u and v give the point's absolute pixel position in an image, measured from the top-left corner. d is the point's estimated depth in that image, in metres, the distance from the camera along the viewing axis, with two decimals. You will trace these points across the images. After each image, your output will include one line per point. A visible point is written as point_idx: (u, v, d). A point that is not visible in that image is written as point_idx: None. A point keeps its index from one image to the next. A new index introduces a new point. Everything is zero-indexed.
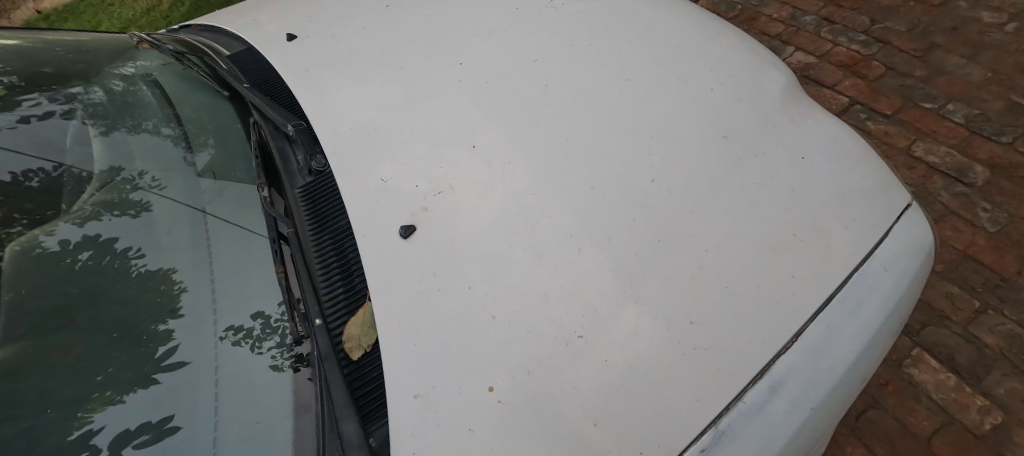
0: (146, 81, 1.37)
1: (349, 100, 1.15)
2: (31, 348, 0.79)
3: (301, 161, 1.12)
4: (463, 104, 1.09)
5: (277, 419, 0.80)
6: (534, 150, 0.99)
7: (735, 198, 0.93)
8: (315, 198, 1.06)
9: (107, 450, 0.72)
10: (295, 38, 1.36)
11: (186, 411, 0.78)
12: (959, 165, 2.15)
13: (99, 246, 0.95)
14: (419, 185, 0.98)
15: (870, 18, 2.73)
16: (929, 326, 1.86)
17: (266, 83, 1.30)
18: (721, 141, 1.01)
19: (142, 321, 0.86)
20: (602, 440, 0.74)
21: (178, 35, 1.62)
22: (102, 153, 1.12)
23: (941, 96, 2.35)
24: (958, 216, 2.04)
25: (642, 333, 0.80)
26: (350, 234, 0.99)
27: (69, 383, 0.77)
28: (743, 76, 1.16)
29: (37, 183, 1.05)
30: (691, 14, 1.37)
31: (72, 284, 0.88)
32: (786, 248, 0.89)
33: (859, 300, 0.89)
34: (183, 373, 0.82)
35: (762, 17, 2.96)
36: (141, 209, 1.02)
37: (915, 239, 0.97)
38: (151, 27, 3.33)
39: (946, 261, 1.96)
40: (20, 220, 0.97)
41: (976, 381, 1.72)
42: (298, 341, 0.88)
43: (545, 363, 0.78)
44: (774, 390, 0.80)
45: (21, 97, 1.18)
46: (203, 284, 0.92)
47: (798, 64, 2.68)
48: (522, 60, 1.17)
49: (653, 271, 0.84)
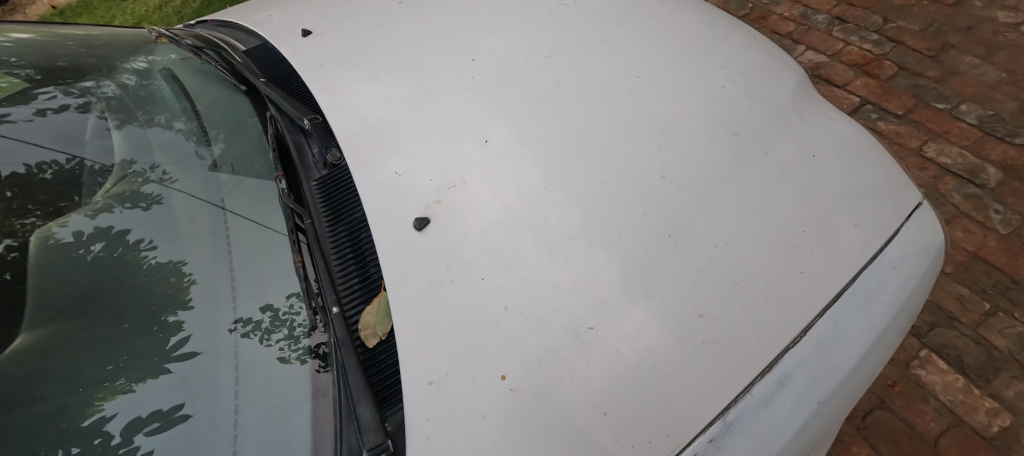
0: (162, 74, 1.39)
1: (363, 95, 1.17)
2: (47, 338, 0.83)
3: (316, 154, 1.14)
4: (475, 101, 1.10)
5: (295, 404, 0.82)
6: (545, 146, 1.00)
7: (745, 195, 0.94)
8: (331, 191, 1.08)
9: (120, 436, 0.74)
10: (309, 34, 1.37)
11: (204, 397, 0.80)
12: (971, 166, 2.14)
13: (111, 237, 0.97)
14: (432, 178, 1.00)
15: (882, 17, 2.71)
16: (938, 327, 1.85)
17: (281, 78, 1.32)
18: (732, 139, 1.02)
19: (153, 312, 0.88)
20: (611, 431, 0.75)
21: (195, 30, 1.64)
22: (119, 146, 1.15)
23: (954, 97, 2.33)
24: (970, 218, 2.03)
25: (649, 327, 0.81)
26: (364, 225, 1.01)
27: (83, 371, 0.79)
28: (754, 73, 1.17)
29: (50, 175, 1.07)
30: (703, 12, 1.37)
31: (84, 275, 0.91)
32: (795, 244, 0.90)
33: (868, 297, 0.89)
34: (196, 361, 0.84)
35: (772, 16, 2.94)
36: (153, 201, 1.04)
37: (925, 237, 0.98)
38: (164, 23, 3.36)
39: (956, 263, 1.95)
40: (35, 211, 0.99)
41: (985, 383, 1.72)
42: (314, 330, 0.90)
43: (555, 354, 0.79)
44: (782, 383, 0.81)
45: (37, 91, 1.21)
46: (220, 275, 0.95)
47: (808, 63, 2.66)
48: (534, 57, 1.18)
49: (663, 266, 0.85)
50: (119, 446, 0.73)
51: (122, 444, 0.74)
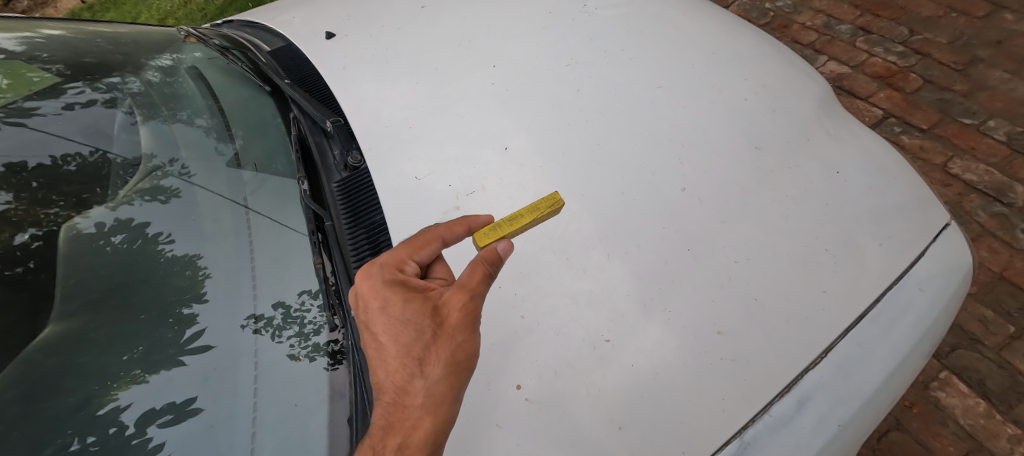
0: (189, 73, 1.41)
1: (386, 99, 1.18)
2: (66, 327, 0.85)
3: (337, 157, 1.11)
4: (494, 108, 1.11)
5: (311, 403, 0.83)
6: (564, 156, 1.00)
7: (768, 210, 0.92)
8: (352, 193, 1.04)
9: (133, 427, 0.76)
10: (333, 36, 1.39)
11: (222, 393, 0.81)
12: (999, 184, 2.09)
13: (132, 230, 1.00)
14: (452, 184, 1.00)
15: (908, 28, 2.63)
16: (959, 349, 1.79)
17: (305, 80, 1.29)
18: (754, 153, 1.01)
19: (169, 304, 0.90)
20: (624, 445, 0.75)
21: (222, 30, 1.67)
22: (145, 141, 1.18)
23: (982, 112, 2.28)
24: (995, 237, 1.98)
25: (666, 342, 0.80)
26: (384, 228, 0.97)
27: (101, 361, 0.81)
28: (779, 86, 1.15)
29: (74, 167, 1.10)
30: (726, 22, 1.35)
31: (104, 266, 0.94)
32: (818, 263, 0.89)
33: (892, 320, 0.88)
34: (214, 356, 0.85)
35: (794, 25, 2.87)
36: (170, 195, 1.06)
37: (953, 258, 0.95)
38: (187, 20, 3.44)
39: (980, 283, 1.90)
40: (59, 202, 1.03)
41: (1007, 409, 1.67)
42: (334, 328, 0.91)
43: (572, 365, 0.79)
44: (803, 404, 0.80)
45: (67, 86, 1.26)
46: (241, 273, 0.96)
47: (831, 74, 2.60)
48: (555, 65, 1.18)
49: (682, 280, 0.85)
50: (132, 436, 0.75)
51: (135, 435, 0.76)
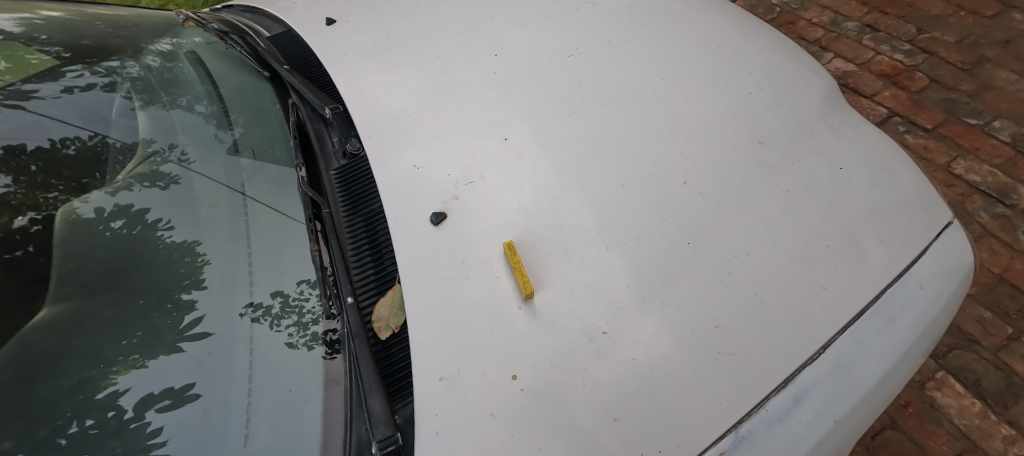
0: (187, 57, 1.40)
1: (386, 87, 1.16)
2: (62, 312, 0.84)
3: (335, 144, 1.13)
4: (494, 98, 1.09)
5: (307, 390, 0.82)
6: (565, 147, 0.99)
7: (769, 205, 0.92)
8: (349, 180, 1.07)
9: (132, 411, 0.75)
10: (333, 22, 1.37)
11: (218, 378, 0.81)
12: (1002, 185, 2.07)
13: (131, 215, 0.99)
14: (451, 173, 0.99)
15: (916, 26, 2.60)
16: (956, 349, 1.80)
17: (304, 66, 1.31)
18: (756, 147, 0.99)
19: (168, 290, 0.90)
20: (621, 438, 0.75)
21: (222, 14, 1.65)
22: (145, 126, 1.17)
23: (988, 113, 2.26)
24: (997, 238, 1.97)
25: (663, 336, 0.80)
26: (381, 217, 1.01)
27: (99, 345, 0.81)
28: (782, 80, 1.14)
29: (73, 151, 1.09)
30: (731, 15, 1.34)
31: (103, 251, 0.93)
32: (818, 258, 0.88)
33: (891, 318, 0.87)
34: (210, 342, 0.85)
35: (801, 21, 2.84)
36: (170, 181, 1.05)
37: (954, 257, 0.95)
38: (189, 5, 3.40)
39: (980, 284, 1.90)
40: (58, 186, 1.01)
41: (1002, 410, 1.68)
42: (330, 317, 0.90)
43: (567, 358, 0.79)
44: (799, 400, 0.79)
45: (66, 69, 1.24)
46: (239, 260, 0.96)
47: (836, 71, 2.58)
48: (557, 55, 1.16)
49: (680, 274, 0.84)
50: (131, 420, 0.75)
51: (134, 419, 0.75)
